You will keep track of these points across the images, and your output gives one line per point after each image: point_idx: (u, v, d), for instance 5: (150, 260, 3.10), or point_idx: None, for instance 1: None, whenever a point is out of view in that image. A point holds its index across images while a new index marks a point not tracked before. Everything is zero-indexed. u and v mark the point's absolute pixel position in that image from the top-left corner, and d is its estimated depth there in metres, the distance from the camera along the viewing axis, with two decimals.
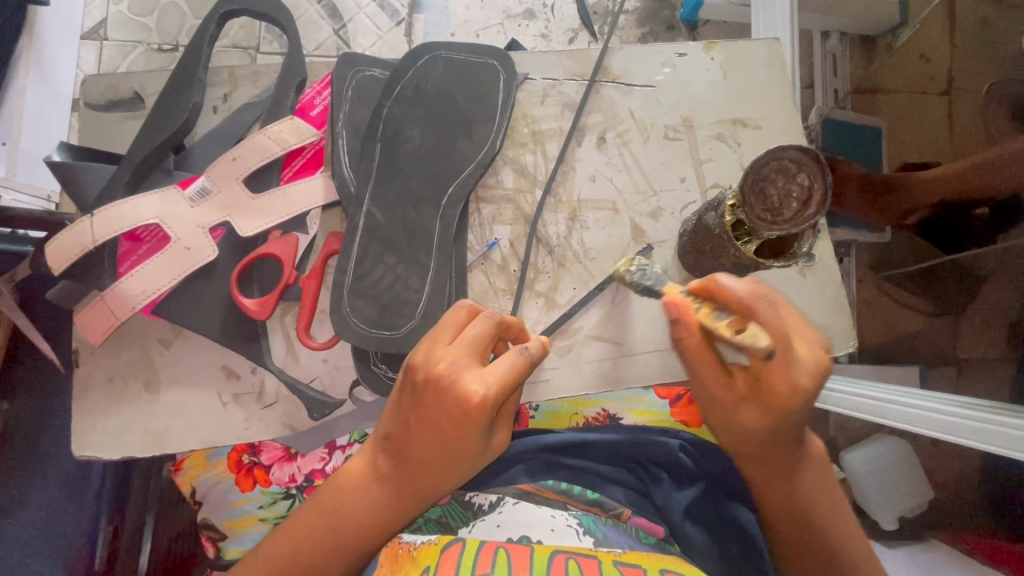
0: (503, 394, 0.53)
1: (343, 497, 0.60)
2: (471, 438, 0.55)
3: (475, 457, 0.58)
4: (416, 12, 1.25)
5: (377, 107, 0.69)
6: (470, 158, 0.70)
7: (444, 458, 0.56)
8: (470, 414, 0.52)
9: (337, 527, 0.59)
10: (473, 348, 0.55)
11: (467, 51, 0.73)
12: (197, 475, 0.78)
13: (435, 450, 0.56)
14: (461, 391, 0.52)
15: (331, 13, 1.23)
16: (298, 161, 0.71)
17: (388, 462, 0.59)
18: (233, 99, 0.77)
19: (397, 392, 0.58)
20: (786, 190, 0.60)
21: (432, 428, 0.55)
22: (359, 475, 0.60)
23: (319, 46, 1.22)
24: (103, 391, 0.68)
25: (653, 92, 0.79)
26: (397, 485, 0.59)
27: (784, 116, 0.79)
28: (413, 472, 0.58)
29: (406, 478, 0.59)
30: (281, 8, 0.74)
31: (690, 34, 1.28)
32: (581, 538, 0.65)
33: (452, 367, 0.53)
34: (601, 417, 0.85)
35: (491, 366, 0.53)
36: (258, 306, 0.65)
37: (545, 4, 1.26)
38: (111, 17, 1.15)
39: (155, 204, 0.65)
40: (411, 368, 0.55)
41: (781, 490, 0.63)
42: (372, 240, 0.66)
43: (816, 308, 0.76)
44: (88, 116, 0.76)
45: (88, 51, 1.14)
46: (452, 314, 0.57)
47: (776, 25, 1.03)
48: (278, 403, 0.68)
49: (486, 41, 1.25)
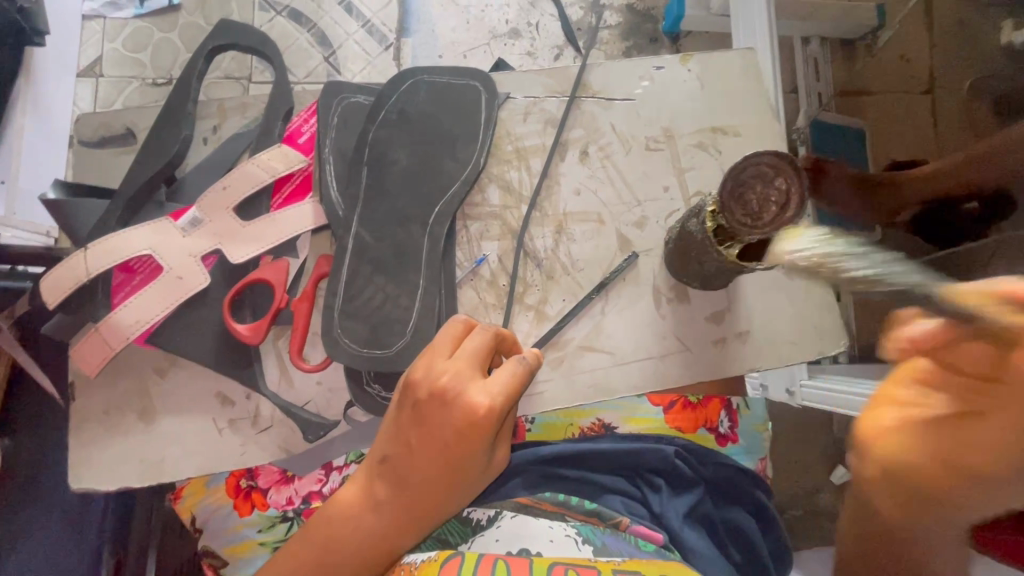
0: (506, 409, 0.55)
1: (341, 524, 0.60)
2: (470, 456, 0.56)
3: (472, 480, 0.59)
4: (404, 36, 1.28)
5: (363, 132, 0.71)
6: (456, 176, 0.72)
7: (443, 479, 0.57)
8: (479, 424, 0.55)
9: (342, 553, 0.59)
10: (472, 367, 0.56)
11: (448, 74, 0.76)
12: (197, 502, 0.78)
13: (434, 472, 0.57)
14: (465, 405, 0.55)
15: (321, 41, 1.26)
16: (288, 188, 0.72)
17: (381, 487, 0.59)
18: (222, 130, 0.77)
19: (395, 412, 0.59)
20: (765, 195, 0.61)
21: (438, 444, 0.56)
22: (355, 502, 0.60)
23: (310, 73, 1.26)
24: (100, 423, 0.68)
25: (633, 105, 0.81)
26: (393, 511, 0.59)
27: (761, 121, 0.81)
28: (410, 498, 0.58)
29: (403, 502, 0.59)
30: (268, 41, 0.77)
31: (673, 45, 1.32)
32: (579, 547, 0.65)
33: (455, 379, 0.55)
34: (596, 426, 0.84)
35: (494, 377, 0.56)
36: (250, 331, 0.65)
37: (529, 23, 1.30)
38: (106, 54, 1.19)
39: (147, 234, 0.65)
40: (411, 386, 0.57)
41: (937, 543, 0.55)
42: (362, 262, 0.67)
43: (804, 310, 0.77)
44: (82, 153, 0.77)
45: (84, 88, 1.18)
46: (448, 333, 0.58)
47: (756, 34, 1.05)
48: (273, 427, 0.67)
49: (473, 61, 1.28)
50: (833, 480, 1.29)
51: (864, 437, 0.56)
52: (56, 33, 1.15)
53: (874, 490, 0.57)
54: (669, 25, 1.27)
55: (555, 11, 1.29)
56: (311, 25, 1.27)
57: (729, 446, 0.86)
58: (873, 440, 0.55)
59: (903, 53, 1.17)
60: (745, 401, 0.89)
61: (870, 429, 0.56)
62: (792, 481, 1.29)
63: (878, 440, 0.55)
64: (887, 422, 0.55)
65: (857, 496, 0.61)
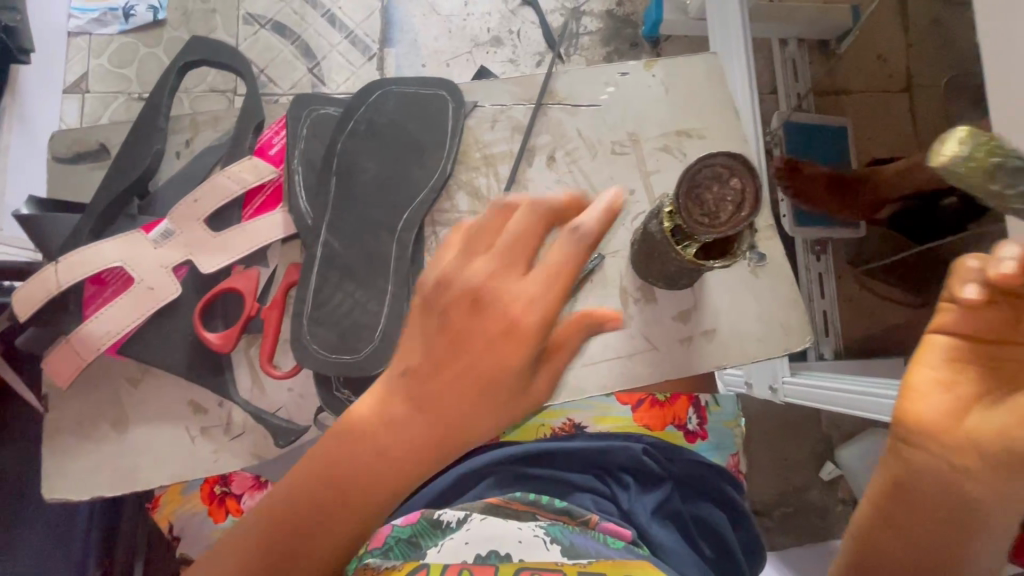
0: (557, 299, 0.41)
1: (355, 451, 0.42)
2: (505, 367, 0.41)
3: (509, 411, 0.42)
4: (386, 47, 1.30)
5: (331, 142, 0.73)
6: (423, 183, 0.73)
7: (474, 402, 0.41)
8: (522, 323, 0.40)
9: (332, 514, 0.41)
10: (511, 253, 0.41)
11: (416, 84, 0.78)
12: (173, 510, 0.79)
13: (467, 391, 0.41)
14: (503, 301, 0.40)
15: (305, 52, 1.28)
16: (259, 199, 0.73)
17: (403, 405, 0.41)
18: (195, 143, 0.79)
19: (417, 332, 0.42)
20: (721, 195, 0.62)
21: (464, 368, 0.40)
22: (373, 415, 0.42)
23: (294, 85, 1.27)
24: (73, 434, 0.68)
25: (599, 111, 0.82)
26: (414, 443, 0.41)
27: (725, 124, 0.83)
28: (435, 424, 0.41)
29: (428, 428, 0.41)
30: (239, 55, 0.78)
31: (652, 50, 1.35)
32: (547, 546, 0.64)
33: (490, 275, 0.41)
34: (566, 426, 0.85)
35: (545, 262, 0.40)
36: (221, 339, 0.66)
37: (510, 31, 1.32)
38: (91, 70, 1.22)
39: (117, 247, 0.66)
40: (431, 292, 0.42)
41: (995, 542, 0.46)
42: (331, 269, 0.69)
43: (770, 307, 0.78)
44: (55, 169, 0.78)
45: (71, 104, 1.22)
46: (483, 216, 0.43)
47: (728, 37, 1.07)
48: (245, 434, 0.69)
49: (456, 70, 1.30)
50: (820, 476, 1.30)
51: (929, 426, 0.46)
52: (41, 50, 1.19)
53: (945, 488, 0.46)
54: (648, 29, 1.29)
55: (535, 19, 1.32)
56: (294, 37, 1.28)
57: (698, 443, 0.88)
58: (957, 428, 0.45)
59: (880, 54, 1.23)
60: (714, 397, 0.91)
61: (932, 418, 0.46)
62: (778, 478, 1.30)
63: (960, 426, 0.44)
64: (945, 406, 0.45)
65: (929, 506, 0.47)
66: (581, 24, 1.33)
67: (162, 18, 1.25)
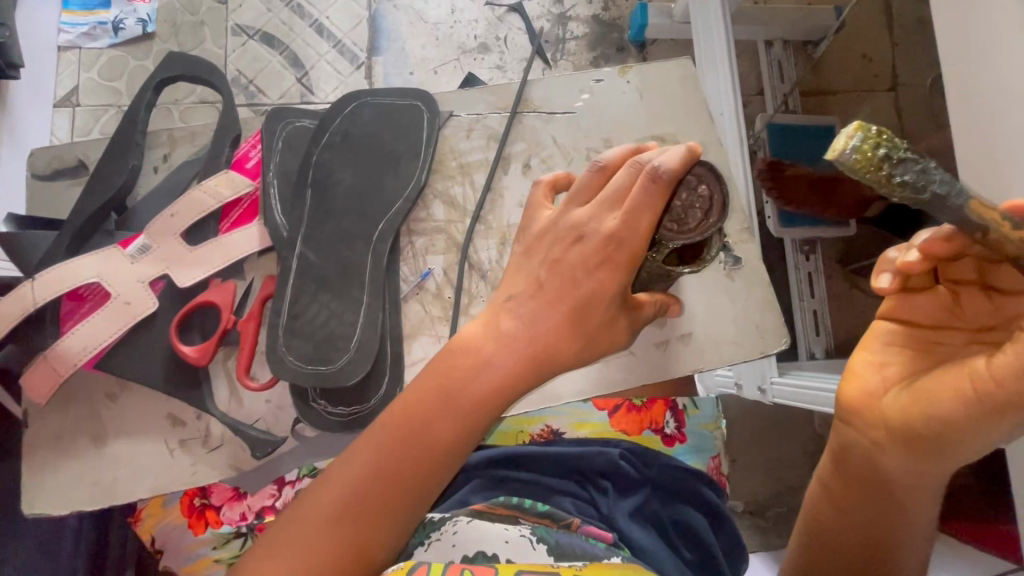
0: (647, 231, 0.53)
1: (464, 363, 0.56)
2: (603, 289, 0.55)
3: (599, 329, 0.56)
4: (374, 55, 1.31)
5: (307, 154, 0.74)
6: (399, 194, 0.74)
7: (569, 329, 0.55)
8: (616, 253, 0.54)
9: (411, 447, 0.54)
10: (608, 200, 0.55)
11: (392, 95, 0.79)
12: (155, 523, 0.79)
13: (565, 312, 0.55)
14: (601, 234, 0.54)
15: (294, 62, 1.29)
16: (236, 212, 0.74)
17: (514, 319, 0.56)
18: (173, 158, 0.80)
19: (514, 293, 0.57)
20: (689, 201, 0.59)
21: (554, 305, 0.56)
22: (470, 341, 0.57)
23: (284, 94, 1.28)
24: (52, 449, 0.69)
25: (573, 118, 0.83)
26: (519, 351, 0.55)
27: (699, 128, 0.83)
28: (541, 336, 0.55)
29: (533, 341, 0.55)
30: (215, 70, 0.79)
31: (639, 54, 1.36)
32: (534, 545, 0.65)
33: (591, 216, 0.56)
34: (545, 432, 0.86)
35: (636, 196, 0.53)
36: (197, 353, 0.67)
37: (497, 37, 1.33)
38: (81, 83, 1.23)
39: (94, 262, 0.67)
40: (537, 241, 0.58)
41: (917, 507, 0.52)
42: (306, 280, 0.69)
43: (745, 309, 0.78)
44: (35, 186, 0.79)
45: (61, 118, 1.22)
46: (584, 176, 0.58)
47: (711, 39, 1.07)
48: (224, 446, 0.69)
49: (444, 77, 1.31)
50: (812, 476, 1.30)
51: (854, 405, 0.52)
52: (32, 65, 1.21)
53: (864, 457, 0.52)
54: (634, 34, 1.30)
55: (522, 25, 1.33)
56: (283, 48, 1.30)
57: (676, 446, 0.88)
58: (876, 405, 0.51)
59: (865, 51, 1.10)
60: (692, 401, 0.92)
61: (858, 397, 0.52)
62: (768, 478, 1.30)
63: (881, 404, 0.51)
64: (869, 386, 0.52)
65: (855, 472, 0.54)
66: (568, 30, 1.34)
67: (151, 31, 1.26)
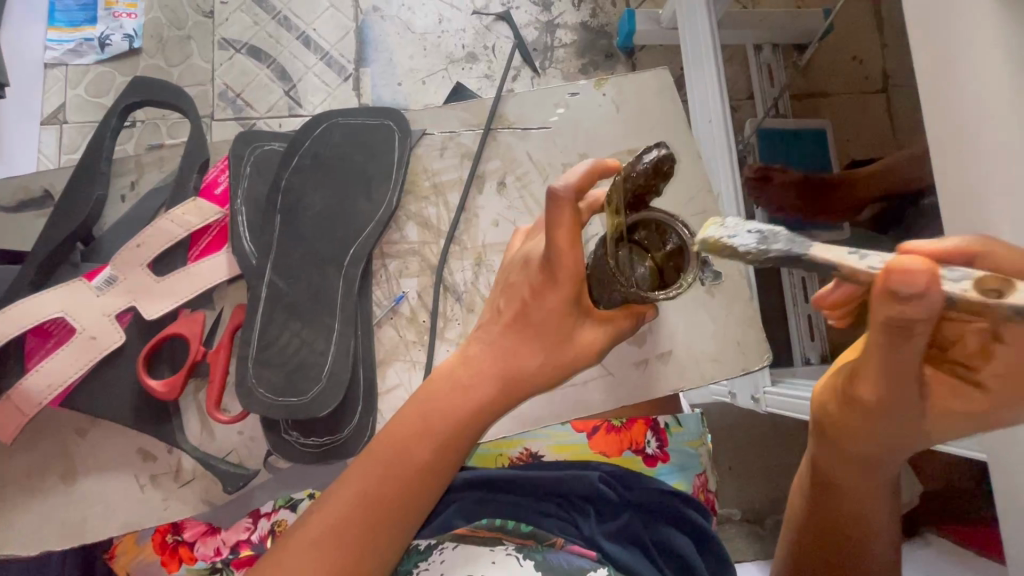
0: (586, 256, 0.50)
1: (440, 392, 0.54)
2: (565, 312, 0.53)
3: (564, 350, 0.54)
4: (362, 67, 1.30)
5: (276, 179, 0.72)
6: (370, 217, 0.73)
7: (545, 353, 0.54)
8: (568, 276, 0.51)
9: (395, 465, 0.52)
10: None
11: (362, 116, 0.77)
12: (129, 561, 0.76)
13: (530, 343, 0.54)
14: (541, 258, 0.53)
15: (281, 75, 1.28)
16: (204, 240, 0.73)
17: (480, 347, 0.55)
18: (140, 185, 0.79)
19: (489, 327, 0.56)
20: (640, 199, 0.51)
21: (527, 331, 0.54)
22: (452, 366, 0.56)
23: (271, 108, 1.27)
24: (21, 487, 0.68)
25: (549, 133, 0.82)
26: (490, 376, 0.53)
27: (678, 139, 0.82)
28: (510, 363, 0.54)
29: (502, 369, 0.54)
30: (182, 94, 0.78)
31: (627, 60, 1.34)
32: (521, 562, 0.63)
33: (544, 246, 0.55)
34: (524, 456, 0.86)
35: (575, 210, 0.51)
36: (164, 387, 0.66)
37: (485, 46, 1.32)
38: (68, 101, 1.22)
39: (58, 298, 0.66)
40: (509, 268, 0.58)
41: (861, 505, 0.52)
42: (276, 309, 0.68)
43: (726, 326, 0.77)
44: (2, 218, 0.78)
45: (48, 136, 1.21)
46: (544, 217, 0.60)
47: (697, 44, 1.05)
48: (196, 480, 0.68)
49: (432, 87, 1.30)
50: None
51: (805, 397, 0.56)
52: (16, 85, 1.21)
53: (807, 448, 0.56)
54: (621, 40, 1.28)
55: (510, 33, 1.32)
56: (270, 61, 1.28)
57: (659, 466, 0.87)
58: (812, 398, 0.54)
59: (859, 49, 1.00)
60: (675, 418, 0.90)
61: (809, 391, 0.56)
62: (762, 488, 1.29)
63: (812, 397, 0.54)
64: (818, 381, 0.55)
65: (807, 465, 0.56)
66: (556, 37, 1.32)
67: (137, 46, 1.25)
